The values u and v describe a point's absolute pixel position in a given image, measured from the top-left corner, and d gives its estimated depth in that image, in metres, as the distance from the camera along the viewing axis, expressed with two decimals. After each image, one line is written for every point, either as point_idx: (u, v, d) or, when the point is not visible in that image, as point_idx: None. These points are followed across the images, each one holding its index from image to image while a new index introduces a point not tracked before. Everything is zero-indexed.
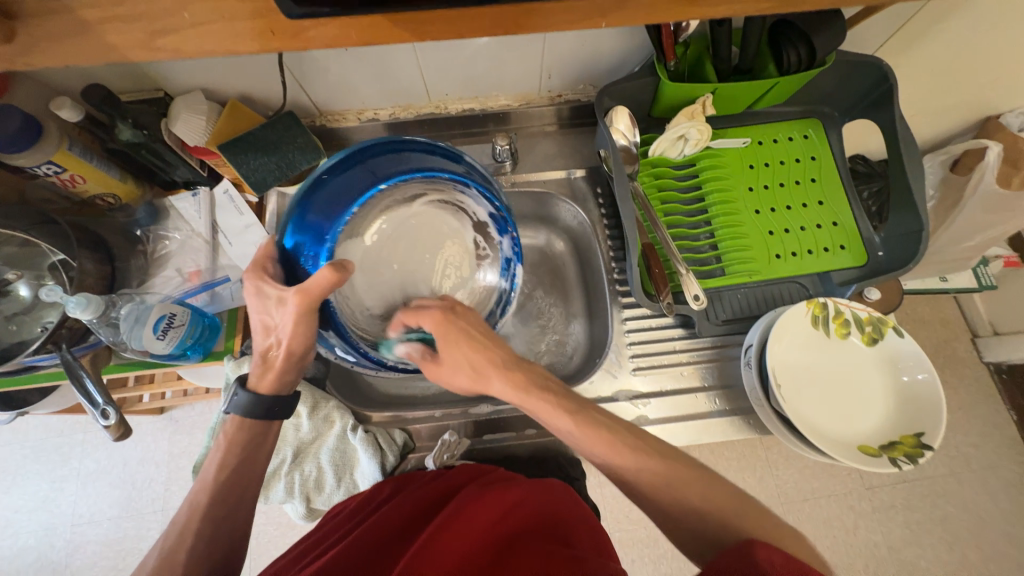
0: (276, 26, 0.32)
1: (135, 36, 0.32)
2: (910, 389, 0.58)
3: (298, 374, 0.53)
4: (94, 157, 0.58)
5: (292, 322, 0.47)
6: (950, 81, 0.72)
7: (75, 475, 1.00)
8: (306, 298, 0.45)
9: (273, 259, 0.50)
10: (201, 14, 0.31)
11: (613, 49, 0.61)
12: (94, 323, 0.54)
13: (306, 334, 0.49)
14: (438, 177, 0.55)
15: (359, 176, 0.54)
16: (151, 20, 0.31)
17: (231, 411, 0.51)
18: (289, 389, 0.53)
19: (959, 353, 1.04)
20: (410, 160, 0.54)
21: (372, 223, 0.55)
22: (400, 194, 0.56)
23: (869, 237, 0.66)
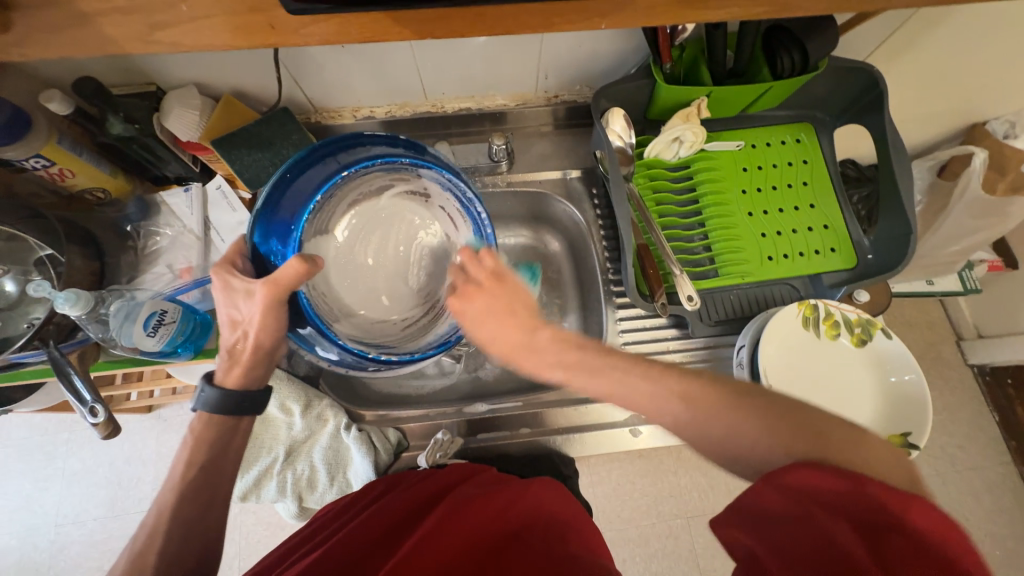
0: (275, 21, 0.31)
1: (134, 28, 0.31)
2: (898, 389, 0.59)
3: (268, 369, 0.52)
4: (84, 151, 0.57)
5: (259, 312, 0.47)
6: (939, 88, 0.74)
7: (60, 475, 0.98)
8: (274, 288, 0.46)
9: (244, 255, 0.52)
10: (201, 8, 0.31)
11: (609, 51, 0.62)
12: (83, 319, 0.53)
13: (274, 326, 0.49)
14: (397, 164, 0.56)
15: (323, 171, 0.56)
16: (149, 13, 0.31)
17: (196, 408, 0.50)
18: (257, 383, 0.52)
19: (945, 356, 1.06)
20: (369, 151, 0.56)
21: (340, 219, 0.57)
22: (364, 185, 0.57)
23: (859, 240, 0.67)
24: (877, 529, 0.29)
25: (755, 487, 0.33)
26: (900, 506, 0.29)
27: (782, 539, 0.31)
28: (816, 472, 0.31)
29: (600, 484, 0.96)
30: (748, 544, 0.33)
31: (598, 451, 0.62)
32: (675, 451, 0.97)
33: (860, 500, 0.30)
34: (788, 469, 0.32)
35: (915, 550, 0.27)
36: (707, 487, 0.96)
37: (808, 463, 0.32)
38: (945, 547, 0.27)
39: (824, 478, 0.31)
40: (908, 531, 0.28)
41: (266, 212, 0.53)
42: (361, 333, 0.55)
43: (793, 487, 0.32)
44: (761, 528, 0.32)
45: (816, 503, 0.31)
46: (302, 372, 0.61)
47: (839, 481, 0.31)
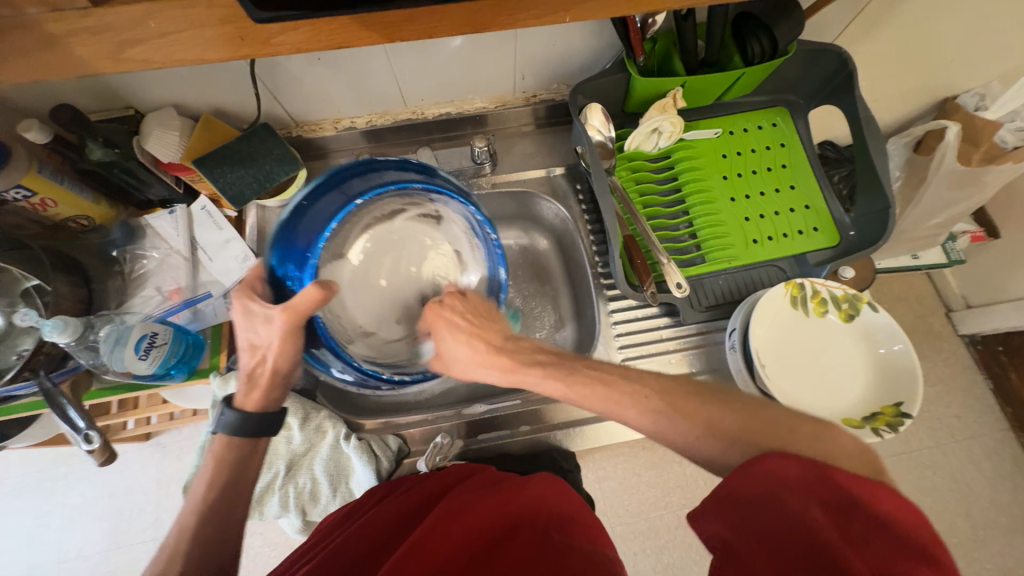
0: (245, 32, 0.32)
1: (104, 47, 0.31)
2: (887, 361, 0.60)
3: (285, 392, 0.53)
4: (64, 179, 0.57)
5: (277, 336, 0.48)
6: (907, 65, 0.75)
7: (60, 510, 0.97)
8: (293, 316, 0.47)
9: (263, 280, 0.51)
10: (168, 23, 0.31)
11: (583, 48, 0.63)
12: (73, 346, 0.52)
13: (292, 349, 0.50)
14: (410, 188, 0.56)
15: (337, 197, 0.56)
16: (117, 31, 0.31)
17: (218, 430, 0.51)
18: (277, 405, 0.52)
19: (936, 328, 1.08)
20: (384, 177, 0.56)
21: (354, 243, 0.57)
22: (377, 210, 0.57)
23: (840, 218, 0.68)
24: (838, 509, 0.31)
25: (725, 483, 0.35)
26: (861, 486, 0.31)
27: (746, 524, 0.33)
28: (782, 460, 0.34)
29: (606, 479, 0.96)
30: (721, 535, 0.35)
31: (600, 443, 0.63)
32: None
33: (826, 484, 0.32)
34: (752, 461, 0.35)
35: (875, 530, 0.29)
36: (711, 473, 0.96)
37: (773, 452, 0.34)
38: (901, 524, 0.29)
39: (789, 467, 0.33)
40: (867, 510, 0.30)
41: (287, 240, 0.52)
42: (377, 357, 0.55)
43: (758, 478, 0.34)
44: (733, 520, 0.34)
45: (783, 490, 0.32)
46: (299, 386, 0.61)
47: (808, 467, 0.33)
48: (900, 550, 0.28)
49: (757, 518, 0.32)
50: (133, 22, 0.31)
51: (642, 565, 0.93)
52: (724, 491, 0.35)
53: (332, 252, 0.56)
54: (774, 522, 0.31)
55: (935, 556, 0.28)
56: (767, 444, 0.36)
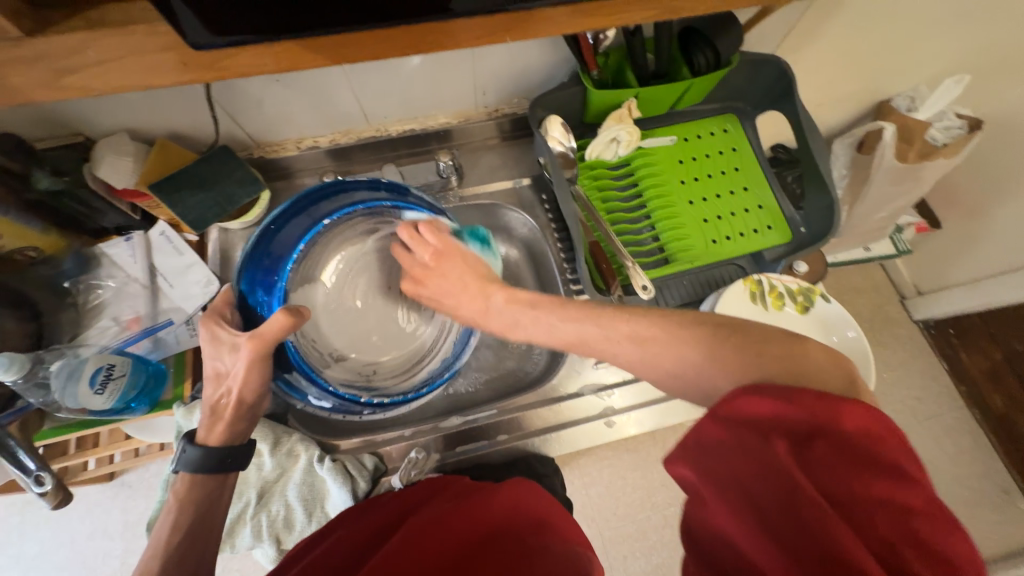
0: (189, 58, 0.32)
1: (39, 76, 0.30)
2: (842, 348, 0.63)
3: (250, 423, 0.51)
4: (9, 210, 0.54)
5: (243, 367, 0.46)
6: (842, 72, 0.81)
7: (14, 563, 0.90)
8: (262, 343, 0.45)
9: (231, 305, 0.51)
10: (107, 50, 0.30)
11: (539, 63, 0.65)
12: (20, 385, 0.50)
13: (258, 381, 0.48)
14: (381, 207, 0.58)
15: (304, 221, 0.57)
16: (52, 59, 0.30)
17: (180, 468, 0.48)
18: (241, 438, 0.51)
19: (892, 315, 1.14)
20: (354, 196, 0.57)
21: (327, 264, 0.58)
22: (349, 231, 0.59)
23: (791, 216, 0.72)
24: (805, 438, 0.30)
25: (694, 426, 0.33)
26: (831, 413, 0.30)
27: (718, 468, 0.32)
28: (753, 398, 0.32)
29: (592, 484, 0.96)
30: (691, 479, 0.33)
31: (579, 447, 0.64)
32: (660, 440, 0.98)
33: (795, 416, 0.31)
34: (723, 401, 0.33)
35: (839, 452, 0.29)
36: None
37: (745, 391, 0.32)
38: (863, 442, 0.30)
39: (758, 405, 0.32)
40: (833, 433, 0.30)
41: (254, 265, 0.53)
42: (355, 380, 0.56)
43: (728, 420, 0.32)
44: (706, 464, 0.32)
45: (755, 429, 0.31)
46: (269, 412, 0.60)
47: (780, 402, 0.31)
48: (863, 470, 0.29)
49: (733, 457, 0.31)
50: (70, 50, 0.30)
51: (632, 567, 0.94)
52: (694, 436, 0.33)
53: (303, 276, 0.56)
54: (748, 465, 0.30)
55: (895, 467, 0.29)
56: (743, 381, 0.34)
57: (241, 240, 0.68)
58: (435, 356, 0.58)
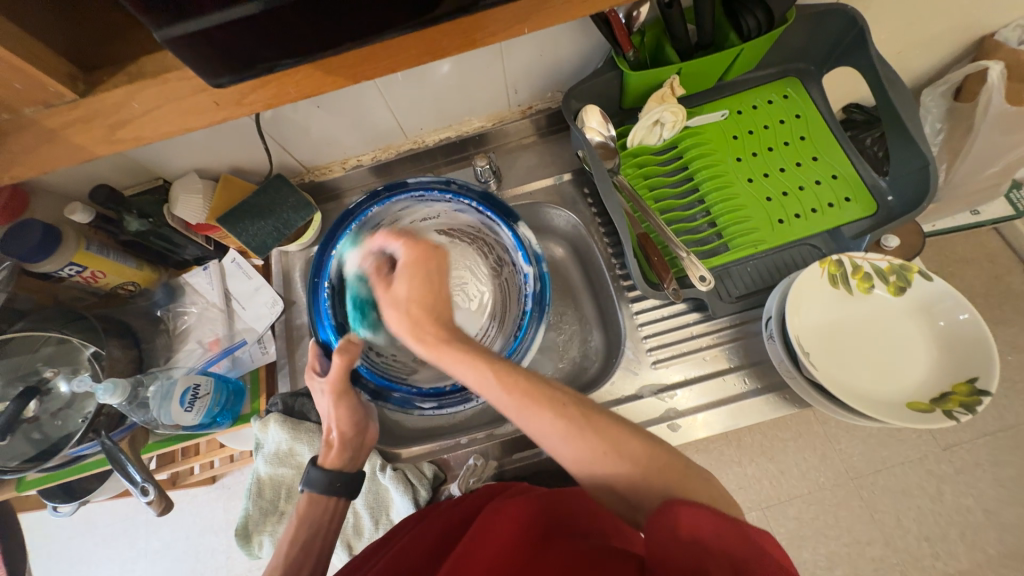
0: (218, 97, 0.30)
1: (96, 134, 0.31)
2: (952, 333, 0.54)
3: (358, 450, 0.57)
4: (110, 251, 0.63)
5: (332, 406, 0.55)
6: (931, 12, 0.69)
7: (144, 555, 1.03)
8: (342, 369, 0.54)
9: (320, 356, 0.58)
10: (150, 99, 0.30)
11: (571, 51, 0.62)
12: (126, 407, 0.56)
13: (348, 415, 0.56)
14: (393, 204, 0.61)
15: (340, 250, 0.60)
16: (106, 115, 0.30)
17: (304, 489, 0.55)
18: (353, 466, 0.57)
19: (1016, 287, 0.96)
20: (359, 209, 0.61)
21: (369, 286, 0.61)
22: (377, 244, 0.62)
23: (875, 183, 0.63)
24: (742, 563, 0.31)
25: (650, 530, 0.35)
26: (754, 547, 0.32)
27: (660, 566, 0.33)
28: (699, 514, 0.34)
29: None
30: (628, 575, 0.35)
31: None
32: (734, 439, 0.91)
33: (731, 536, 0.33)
34: (662, 509, 0.35)
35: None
36: (776, 472, 0.90)
37: (692, 504, 0.34)
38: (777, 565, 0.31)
39: (701, 519, 0.34)
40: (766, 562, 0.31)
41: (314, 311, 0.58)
42: (439, 376, 0.59)
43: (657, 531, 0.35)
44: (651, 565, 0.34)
45: (693, 549, 0.32)
46: None
47: (718, 521, 0.33)
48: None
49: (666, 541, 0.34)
50: (117, 104, 0.30)
51: None
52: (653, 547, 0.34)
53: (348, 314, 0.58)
54: (680, 562, 0.32)
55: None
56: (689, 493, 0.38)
57: (300, 260, 0.73)
58: (514, 308, 0.61)
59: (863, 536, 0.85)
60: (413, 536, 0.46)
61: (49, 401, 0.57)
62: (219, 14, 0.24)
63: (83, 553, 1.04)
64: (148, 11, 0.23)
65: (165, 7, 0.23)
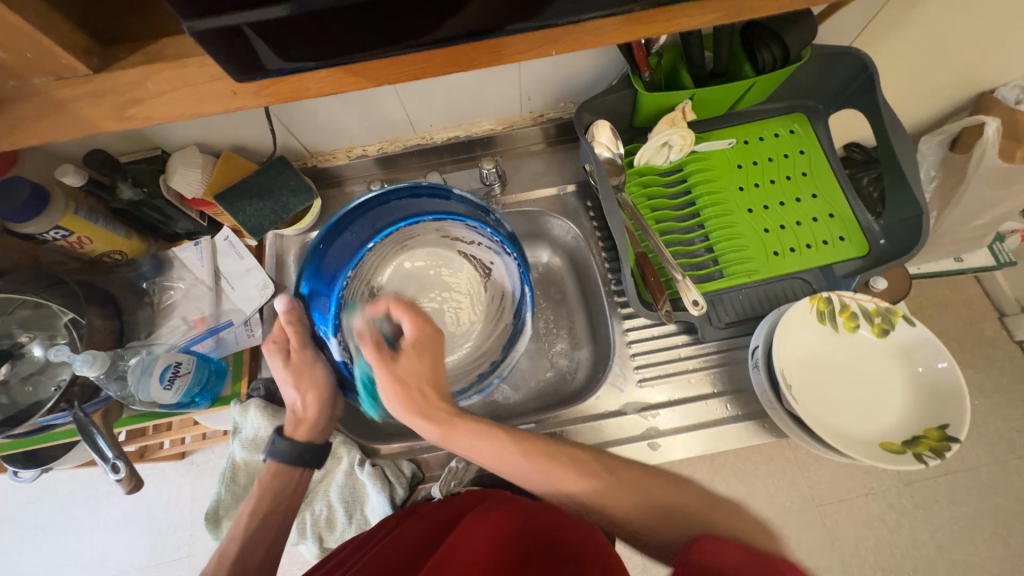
0: (239, 85, 0.30)
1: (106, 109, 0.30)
2: (929, 380, 0.56)
3: (330, 424, 0.58)
4: (99, 218, 0.61)
5: (309, 371, 0.57)
6: (936, 65, 0.71)
7: (102, 527, 1.01)
8: (302, 335, 0.57)
9: (297, 319, 0.57)
10: (167, 82, 0.29)
11: (587, 65, 0.63)
12: (103, 378, 0.55)
13: (320, 380, 0.57)
14: (427, 220, 0.61)
15: (368, 227, 0.61)
16: (119, 92, 0.29)
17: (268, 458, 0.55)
18: (324, 436, 0.57)
19: (987, 334, 0.99)
20: (393, 214, 0.61)
21: (378, 274, 0.62)
22: (392, 247, 0.62)
23: (869, 226, 0.65)
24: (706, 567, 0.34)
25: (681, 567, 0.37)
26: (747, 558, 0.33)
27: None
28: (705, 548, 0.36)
29: None
30: None
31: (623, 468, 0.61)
32: (707, 459, 0.92)
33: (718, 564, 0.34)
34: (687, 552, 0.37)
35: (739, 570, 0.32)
36: (745, 494, 0.91)
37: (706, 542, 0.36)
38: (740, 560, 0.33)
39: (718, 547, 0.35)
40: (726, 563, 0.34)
41: (314, 268, 0.58)
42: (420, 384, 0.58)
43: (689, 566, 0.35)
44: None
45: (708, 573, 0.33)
46: None
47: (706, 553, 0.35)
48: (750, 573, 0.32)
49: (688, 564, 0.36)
50: (133, 83, 0.29)
51: None
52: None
53: (353, 306, 0.59)
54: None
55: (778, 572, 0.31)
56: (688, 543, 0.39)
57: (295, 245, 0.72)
58: (492, 338, 0.63)
59: (822, 562, 0.88)
60: (382, 544, 0.45)
61: (21, 365, 0.57)
62: (252, 12, 0.24)
63: (39, 519, 1.01)
64: (183, 5, 0.23)
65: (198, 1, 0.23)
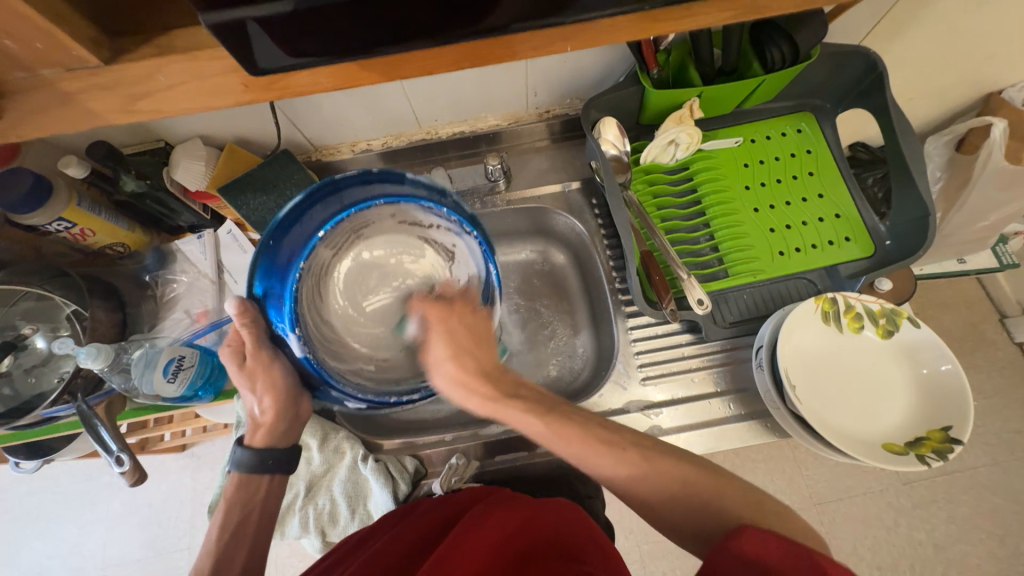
0: (249, 80, 0.29)
1: (114, 102, 0.29)
2: (932, 381, 0.56)
3: (291, 426, 0.54)
4: (102, 210, 0.61)
5: (264, 377, 0.51)
6: (945, 65, 0.71)
7: (103, 518, 1.01)
8: (255, 338, 0.49)
9: (252, 321, 0.49)
10: (177, 75, 0.29)
11: (594, 61, 0.62)
12: (106, 371, 0.55)
13: (277, 386, 0.52)
14: (382, 203, 0.51)
15: (319, 212, 0.50)
16: (128, 85, 0.29)
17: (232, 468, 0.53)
18: (285, 440, 0.54)
19: (989, 336, 0.99)
20: (346, 197, 0.51)
21: (335, 271, 0.51)
22: (346, 236, 0.51)
23: (875, 227, 0.65)
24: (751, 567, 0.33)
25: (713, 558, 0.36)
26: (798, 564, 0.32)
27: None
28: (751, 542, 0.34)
29: None
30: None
31: None
32: (707, 456, 0.93)
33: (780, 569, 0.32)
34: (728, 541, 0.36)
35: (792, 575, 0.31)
36: None
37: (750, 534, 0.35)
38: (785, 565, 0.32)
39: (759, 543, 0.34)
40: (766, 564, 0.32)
41: (266, 265, 0.48)
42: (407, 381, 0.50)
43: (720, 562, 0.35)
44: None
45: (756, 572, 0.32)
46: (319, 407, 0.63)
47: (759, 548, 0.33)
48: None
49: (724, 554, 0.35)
50: (143, 76, 0.28)
51: None
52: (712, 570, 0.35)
53: (310, 310, 0.48)
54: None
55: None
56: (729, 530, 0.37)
57: None
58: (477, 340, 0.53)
59: None
60: (387, 538, 0.45)
61: (24, 356, 0.56)
62: (251, 8, 0.24)
63: (40, 509, 1.02)
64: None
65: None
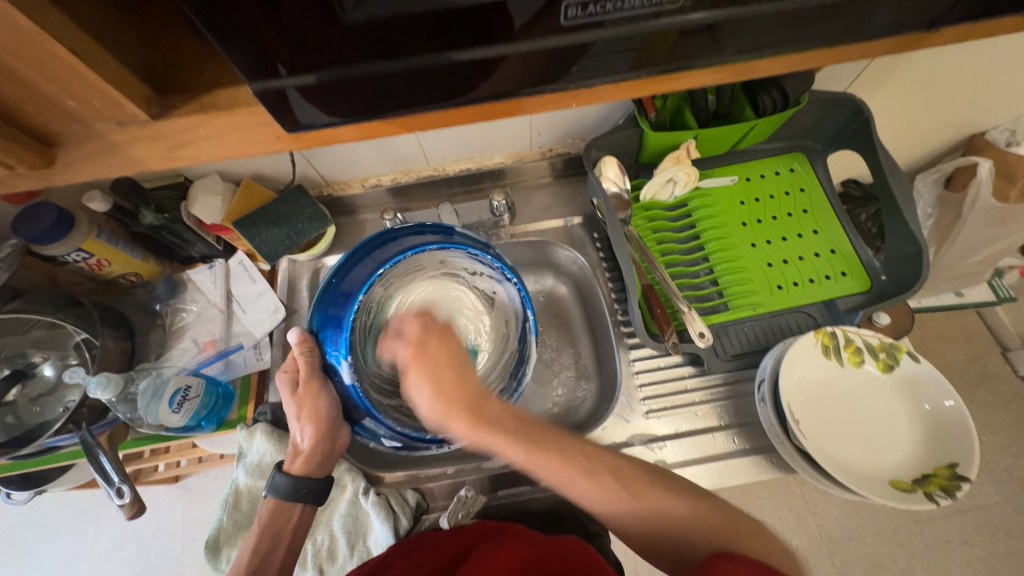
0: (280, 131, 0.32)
1: (156, 150, 0.32)
2: (936, 417, 0.56)
3: (329, 454, 0.56)
4: (119, 241, 0.63)
5: (313, 403, 0.54)
6: (927, 109, 0.74)
7: (88, 553, 0.98)
8: (312, 365, 0.54)
9: (311, 351, 0.53)
10: (216, 128, 0.31)
11: (594, 106, 0.66)
12: (113, 401, 0.55)
13: (323, 412, 0.54)
14: (431, 251, 0.57)
15: (373, 261, 0.56)
16: (169, 136, 0.31)
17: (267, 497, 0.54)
18: (321, 469, 0.55)
19: (992, 369, 0.99)
20: (399, 245, 0.57)
21: (386, 310, 0.58)
22: (399, 279, 0.58)
23: (870, 262, 0.66)
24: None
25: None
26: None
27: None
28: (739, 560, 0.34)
29: None
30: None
31: None
32: None
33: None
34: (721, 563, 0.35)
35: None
36: None
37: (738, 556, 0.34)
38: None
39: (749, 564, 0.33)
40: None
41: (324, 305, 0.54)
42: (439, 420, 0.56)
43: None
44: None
45: None
46: None
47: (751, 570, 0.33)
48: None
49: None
50: (183, 128, 0.31)
51: None
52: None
53: (361, 345, 0.55)
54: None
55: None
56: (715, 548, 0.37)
57: (307, 270, 0.73)
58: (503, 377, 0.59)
59: None
60: None
61: (31, 386, 0.57)
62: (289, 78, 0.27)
63: (25, 544, 0.99)
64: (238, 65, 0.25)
65: (256, 63, 0.26)
